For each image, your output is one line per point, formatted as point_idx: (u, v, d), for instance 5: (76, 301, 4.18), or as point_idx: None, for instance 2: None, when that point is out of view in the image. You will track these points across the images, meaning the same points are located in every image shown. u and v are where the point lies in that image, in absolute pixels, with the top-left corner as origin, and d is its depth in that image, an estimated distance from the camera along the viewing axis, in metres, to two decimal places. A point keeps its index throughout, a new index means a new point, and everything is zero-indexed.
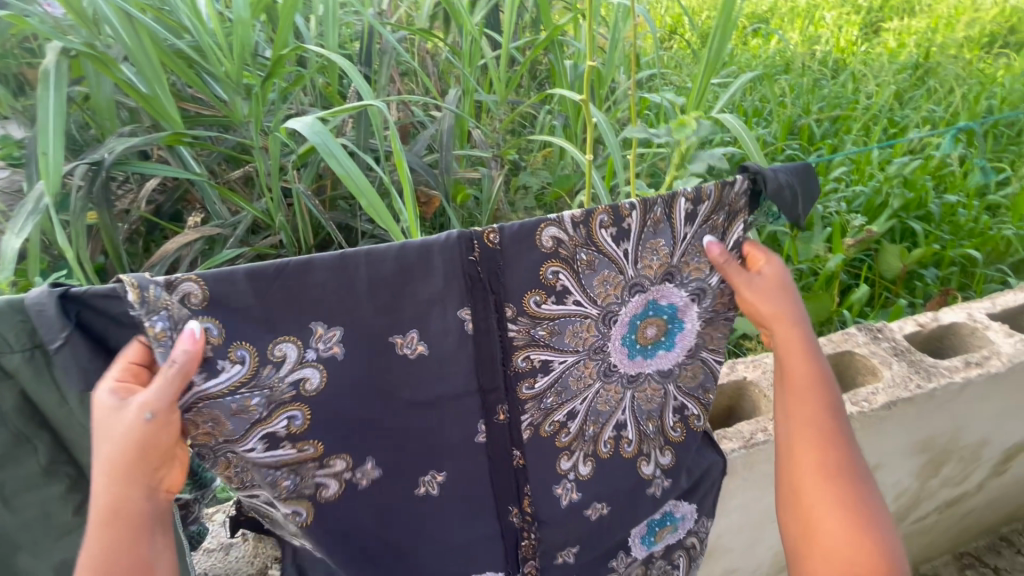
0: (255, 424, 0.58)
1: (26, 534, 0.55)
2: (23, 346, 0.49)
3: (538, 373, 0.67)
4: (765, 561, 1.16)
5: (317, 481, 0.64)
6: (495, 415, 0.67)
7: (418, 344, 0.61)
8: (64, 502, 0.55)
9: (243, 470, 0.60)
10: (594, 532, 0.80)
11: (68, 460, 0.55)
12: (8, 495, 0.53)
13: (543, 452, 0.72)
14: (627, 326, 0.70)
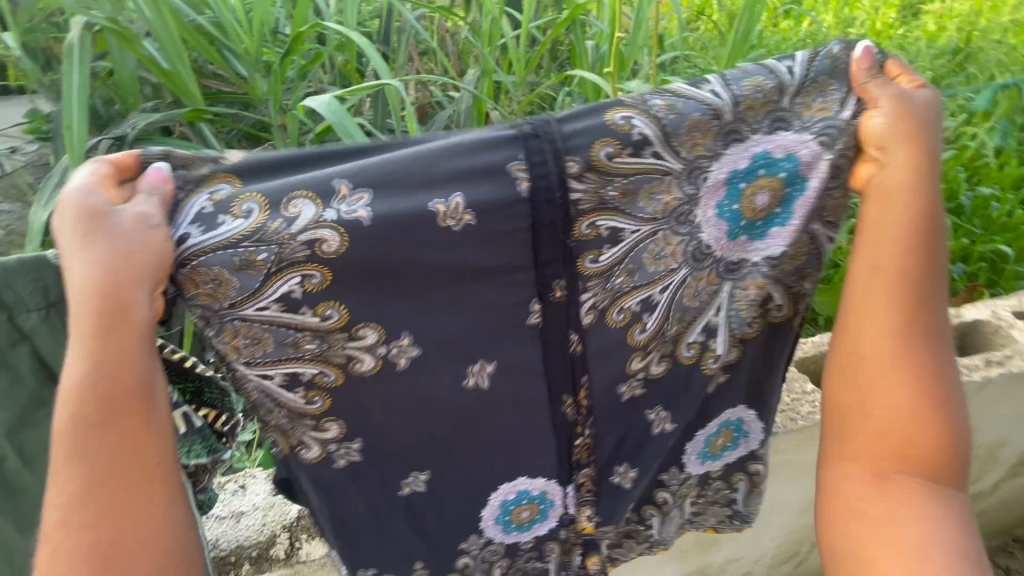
0: (268, 275, 0.53)
1: (49, 493, 0.56)
2: (39, 306, 0.50)
3: (606, 244, 0.62)
4: (769, 552, 1.16)
5: (349, 354, 0.59)
6: (552, 295, 0.62)
7: (463, 214, 0.56)
8: None
9: (259, 334, 0.56)
10: (651, 443, 0.76)
11: None
12: (29, 456, 0.54)
13: (605, 345, 0.67)
14: (727, 189, 0.64)
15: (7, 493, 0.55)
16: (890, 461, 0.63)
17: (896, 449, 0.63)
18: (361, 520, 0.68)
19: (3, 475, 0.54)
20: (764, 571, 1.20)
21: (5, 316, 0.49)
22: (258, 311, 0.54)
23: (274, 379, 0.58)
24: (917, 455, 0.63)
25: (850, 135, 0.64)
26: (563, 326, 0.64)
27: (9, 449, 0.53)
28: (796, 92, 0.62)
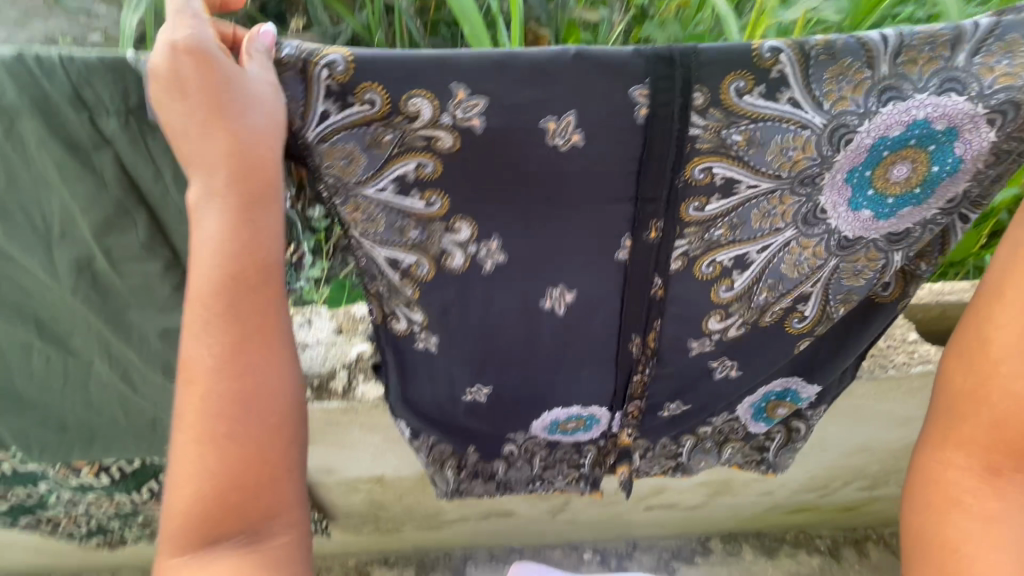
0: (387, 163, 0.51)
1: (134, 299, 0.55)
2: (118, 112, 0.44)
3: (716, 192, 0.57)
4: (800, 480, 1.16)
5: (444, 249, 0.59)
6: (646, 232, 0.59)
7: (573, 133, 0.51)
8: (164, 278, 0.54)
9: (369, 213, 0.55)
10: (708, 387, 0.79)
11: (165, 241, 0.53)
12: (116, 261, 0.52)
13: (689, 292, 0.66)
14: (868, 154, 0.56)
15: (99, 290, 0.54)
16: (994, 460, 0.61)
17: (1000, 447, 0.61)
18: (441, 411, 0.77)
19: (92, 273, 0.53)
20: (786, 493, 1.22)
21: (86, 116, 0.44)
22: (374, 194, 0.53)
23: (382, 256, 0.59)
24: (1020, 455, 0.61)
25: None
26: (650, 265, 0.62)
27: (98, 249, 0.51)
28: (977, 50, 0.51)
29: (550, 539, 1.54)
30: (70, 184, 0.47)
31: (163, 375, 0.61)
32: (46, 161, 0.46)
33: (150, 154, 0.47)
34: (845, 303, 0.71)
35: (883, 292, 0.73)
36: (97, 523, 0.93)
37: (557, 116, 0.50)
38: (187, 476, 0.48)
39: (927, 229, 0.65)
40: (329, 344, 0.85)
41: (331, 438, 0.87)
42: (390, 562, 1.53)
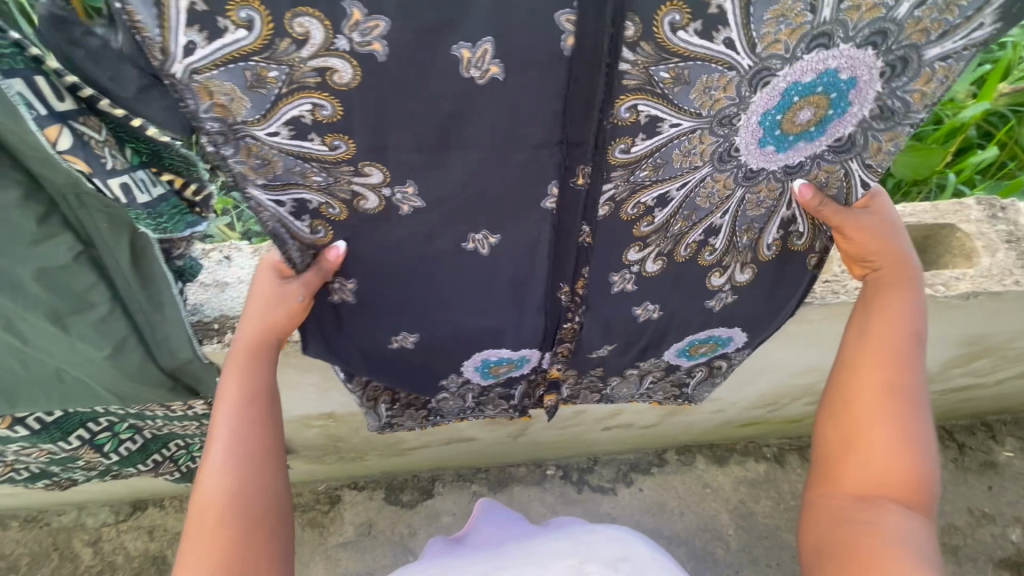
0: (277, 103, 0.43)
1: None
2: None
3: (641, 133, 0.51)
4: (750, 401, 1.20)
5: (355, 191, 0.51)
6: (573, 178, 0.53)
7: (489, 65, 0.43)
8: (25, 213, 0.47)
9: (269, 155, 0.47)
10: (636, 329, 0.76)
11: (18, 171, 0.47)
12: None
13: (614, 233, 0.62)
14: (780, 98, 0.53)
15: None
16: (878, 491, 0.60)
17: (890, 481, 0.61)
18: (359, 360, 0.72)
19: None
20: (736, 411, 1.27)
21: None
22: (270, 135, 0.45)
23: (284, 208, 0.52)
24: (900, 495, 0.60)
25: (919, 75, 0.55)
26: (578, 213, 0.57)
27: None
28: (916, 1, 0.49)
29: (514, 458, 1.60)
30: None
31: (53, 327, 0.54)
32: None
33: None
34: (757, 256, 0.72)
35: (798, 241, 0.72)
36: (37, 469, 0.90)
37: (473, 37, 0.41)
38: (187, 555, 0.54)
39: (816, 164, 0.62)
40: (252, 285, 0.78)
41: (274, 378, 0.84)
42: (359, 485, 1.58)
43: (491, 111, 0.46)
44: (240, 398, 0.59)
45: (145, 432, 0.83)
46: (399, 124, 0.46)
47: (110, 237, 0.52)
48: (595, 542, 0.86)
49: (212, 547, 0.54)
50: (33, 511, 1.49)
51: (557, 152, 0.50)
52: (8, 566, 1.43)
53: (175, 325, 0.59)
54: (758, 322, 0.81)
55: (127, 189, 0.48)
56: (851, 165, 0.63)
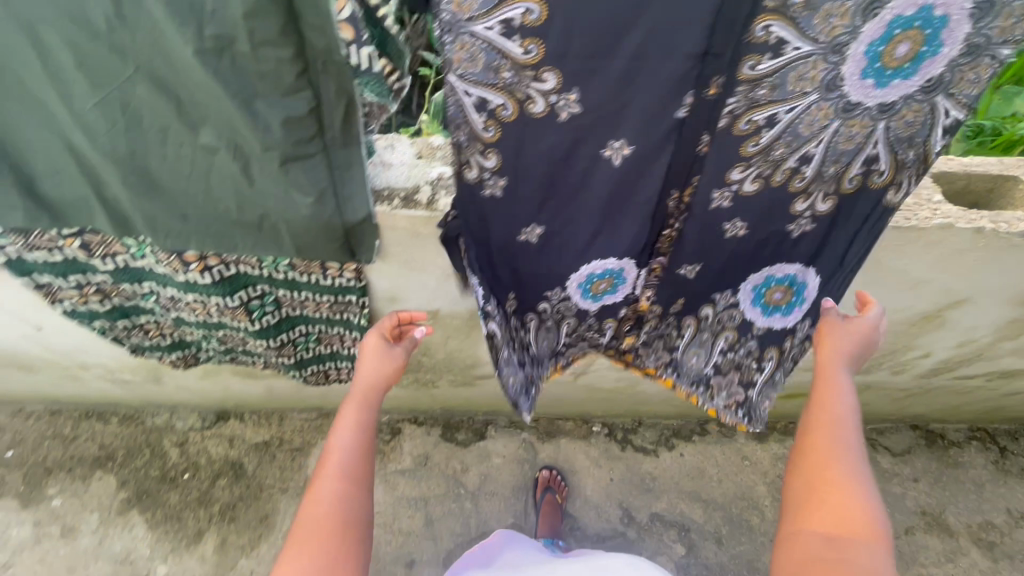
0: (501, 4, 0.54)
1: (262, 83, 0.60)
2: None
3: (768, 52, 0.61)
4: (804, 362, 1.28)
5: (529, 94, 0.62)
6: (706, 90, 0.63)
7: None
8: (293, 66, 0.59)
9: (472, 50, 0.58)
10: (719, 246, 0.86)
11: (294, 34, 0.57)
12: (256, 45, 0.57)
13: (726, 148, 0.71)
14: (884, 29, 0.59)
15: (235, 75, 0.59)
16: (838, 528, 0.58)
17: (846, 518, 0.59)
18: (490, 251, 0.81)
19: (232, 57, 0.57)
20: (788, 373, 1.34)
21: None
22: (484, 32, 0.56)
23: (470, 99, 0.62)
24: (859, 534, 0.57)
25: (999, 15, 0.58)
26: (699, 121, 0.67)
27: (243, 32, 0.56)
28: None
29: (564, 411, 1.70)
30: None
31: (279, 167, 0.67)
32: None
33: None
34: (838, 188, 0.77)
35: (879, 179, 0.76)
36: (180, 334, 1.06)
37: None
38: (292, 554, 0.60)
39: (906, 103, 0.67)
40: (411, 167, 0.87)
41: (399, 282, 0.95)
42: (419, 421, 1.70)
43: (661, 37, 0.57)
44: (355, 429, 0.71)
45: (284, 308, 0.98)
46: (587, 34, 0.57)
47: (333, 102, 0.63)
48: (609, 562, 0.92)
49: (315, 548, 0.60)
50: (131, 410, 1.65)
51: (698, 64, 0.60)
52: (106, 455, 1.59)
53: (357, 187, 0.72)
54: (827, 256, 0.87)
55: (373, 58, 0.60)
56: (938, 100, 0.66)
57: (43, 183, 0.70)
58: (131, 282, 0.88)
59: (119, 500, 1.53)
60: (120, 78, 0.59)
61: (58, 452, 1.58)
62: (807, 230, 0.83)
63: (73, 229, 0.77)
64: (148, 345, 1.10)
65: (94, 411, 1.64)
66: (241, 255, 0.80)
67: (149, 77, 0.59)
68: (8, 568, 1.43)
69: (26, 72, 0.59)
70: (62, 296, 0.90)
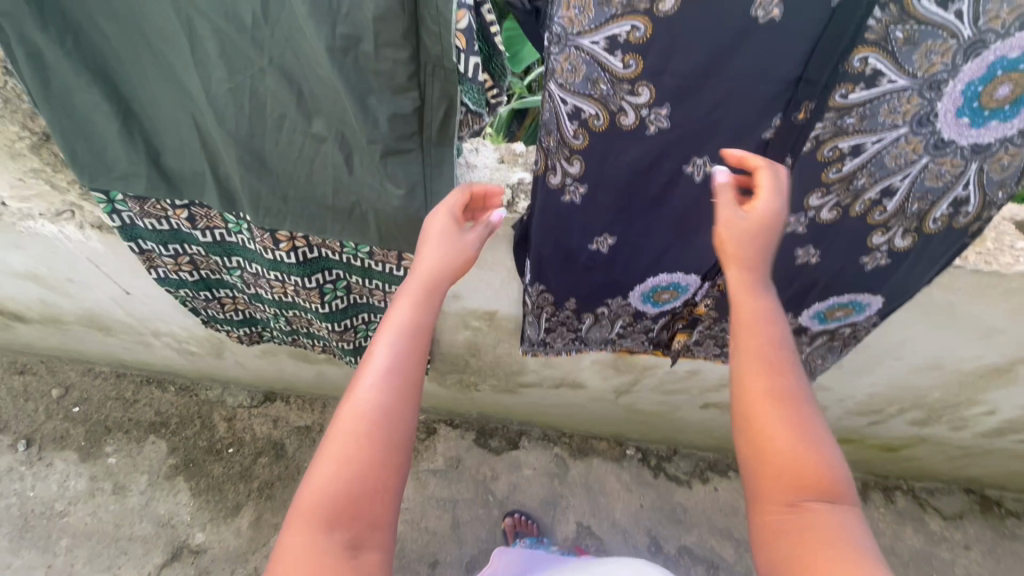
0: (609, 19, 0.58)
1: (378, 81, 0.65)
2: None
3: (861, 83, 0.63)
4: (858, 405, 1.24)
5: (622, 107, 0.67)
6: (795, 114, 0.66)
7: (774, 9, 0.56)
8: (408, 68, 0.64)
9: (575, 63, 0.63)
10: (789, 273, 0.87)
11: (414, 37, 0.63)
12: (379, 46, 0.63)
13: (808, 175, 0.73)
14: (985, 70, 0.60)
15: (356, 72, 0.65)
16: (795, 490, 0.53)
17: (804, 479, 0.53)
18: (560, 254, 0.85)
19: (356, 55, 0.63)
20: (838, 415, 1.30)
21: None
22: (588, 46, 0.61)
23: (565, 108, 0.67)
24: (816, 483, 0.53)
25: None
26: (785, 147, 0.69)
27: (370, 34, 0.61)
28: None
29: (599, 430, 1.69)
30: None
31: (379, 159, 0.72)
32: None
33: None
34: (920, 226, 0.78)
35: (964, 219, 0.76)
36: (252, 309, 1.13)
37: None
38: (324, 465, 0.54)
39: (1003, 146, 0.68)
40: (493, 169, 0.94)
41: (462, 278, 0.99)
42: (454, 423, 1.72)
43: (758, 59, 0.61)
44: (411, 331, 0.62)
45: (353, 293, 1.03)
46: (686, 53, 0.61)
47: (434, 104, 0.69)
48: (613, 568, 0.90)
49: (349, 464, 0.54)
50: (187, 382, 1.74)
51: (788, 89, 0.63)
52: (160, 422, 1.68)
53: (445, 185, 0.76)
54: (899, 288, 0.87)
55: (478, 68, 0.65)
56: None
57: (168, 156, 0.77)
58: (222, 256, 0.95)
59: (168, 466, 1.61)
60: (254, 68, 0.66)
61: (118, 413, 1.68)
62: (883, 264, 0.83)
63: (182, 202, 0.84)
64: (221, 318, 1.17)
65: (154, 378, 1.74)
66: (328, 239, 0.86)
67: (279, 69, 0.65)
68: (64, 516, 1.52)
69: (175, 57, 0.66)
70: (158, 263, 0.98)
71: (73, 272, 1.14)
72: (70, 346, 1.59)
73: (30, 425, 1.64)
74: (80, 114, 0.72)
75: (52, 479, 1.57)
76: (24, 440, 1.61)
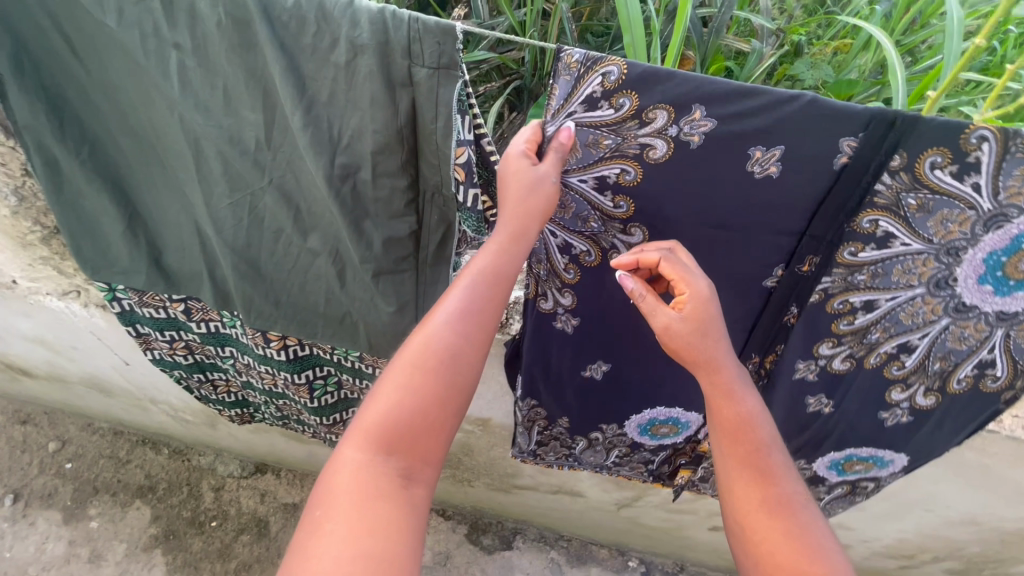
0: (600, 161, 0.59)
1: (374, 206, 0.65)
2: (431, 66, 0.54)
3: (871, 243, 0.60)
4: (885, 548, 1.12)
5: (615, 244, 0.68)
6: (799, 266, 0.63)
7: (772, 165, 0.56)
8: (404, 196, 0.64)
9: (565, 199, 0.64)
10: (799, 419, 0.80)
11: (412, 168, 0.63)
12: (377, 175, 0.63)
13: (816, 324, 0.69)
14: (1009, 242, 0.57)
15: (352, 197, 0.65)
16: None
17: None
18: (552, 377, 0.82)
19: (354, 182, 0.63)
20: (863, 555, 1.17)
21: (408, 64, 0.54)
22: (578, 182, 0.61)
23: (553, 238, 0.68)
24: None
25: None
26: (790, 294, 0.66)
27: (369, 164, 0.61)
28: None
29: (600, 537, 1.57)
30: (373, 111, 0.57)
31: (370, 277, 0.71)
32: (363, 93, 0.56)
33: (437, 101, 0.56)
34: (943, 386, 0.72)
35: (993, 383, 0.70)
36: (245, 394, 1.11)
37: (769, 143, 0.54)
38: (387, 391, 0.53)
39: None
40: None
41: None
42: (447, 514, 1.63)
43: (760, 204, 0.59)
44: (489, 280, 0.57)
45: (344, 390, 1.00)
46: (682, 198, 0.60)
47: (432, 227, 0.68)
48: None
49: (408, 396, 0.52)
50: (181, 445, 1.71)
51: (792, 241, 0.61)
52: (148, 486, 1.64)
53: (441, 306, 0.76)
54: (920, 447, 0.80)
55: (477, 198, 0.63)
56: None
57: (167, 255, 0.78)
58: (215, 345, 0.94)
59: (148, 535, 1.56)
60: (254, 186, 0.66)
61: (108, 473, 1.65)
62: (903, 421, 0.77)
63: (179, 296, 0.84)
64: (214, 397, 1.15)
65: (149, 439, 1.72)
66: (318, 342, 0.84)
67: (278, 188, 0.66)
68: None
69: (182, 170, 0.68)
70: (155, 345, 0.98)
71: (77, 342, 1.15)
72: (72, 402, 1.60)
73: (21, 479, 1.62)
74: (89, 214, 0.74)
75: (32, 539, 1.53)
76: (11, 495, 1.59)
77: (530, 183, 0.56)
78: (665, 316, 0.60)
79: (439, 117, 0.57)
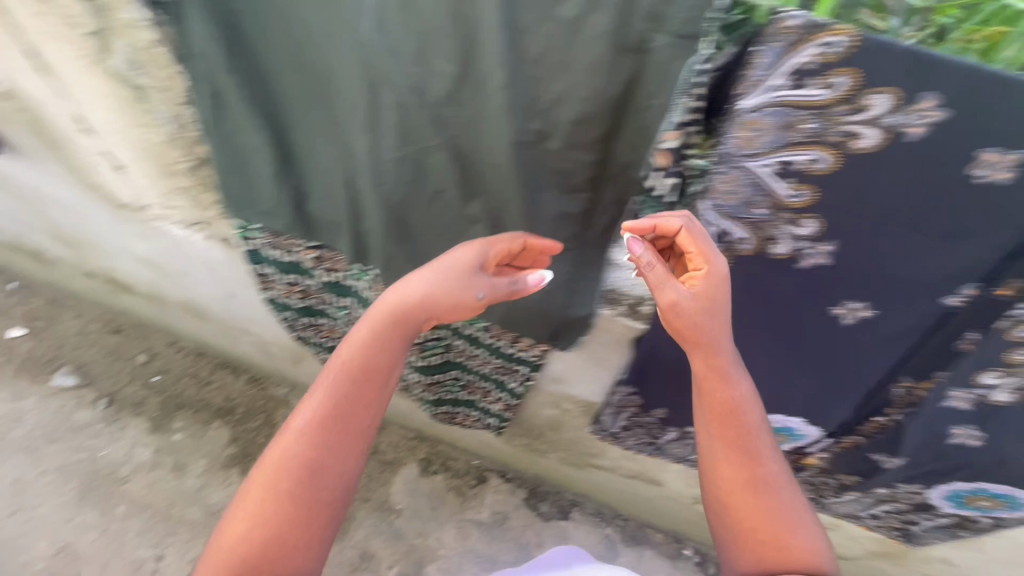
0: (790, 145, 0.50)
1: (554, 178, 0.60)
2: (675, 33, 0.46)
3: None
4: None
5: (775, 236, 0.57)
6: (997, 288, 0.53)
7: (1004, 169, 0.45)
8: (589, 171, 0.59)
9: (732, 185, 0.55)
10: (935, 449, 0.71)
11: (606, 143, 0.56)
12: (565, 146, 0.57)
13: (990, 354, 0.57)
14: None
15: (532, 167, 0.59)
16: None
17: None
18: (663, 365, 0.77)
19: (539, 152, 0.58)
20: None
21: (648, 28, 0.46)
22: (755, 169, 0.52)
23: (711, 227, 0.59)
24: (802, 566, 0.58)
25: None
26: (972, 317, 0.56)
27: (561, 133, 0.56)
28: None
29: (658, 521, 1.57)
30: (588, 76, 0.51)
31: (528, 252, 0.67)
32: (583, 53, 0.49)
33: (666, 75, 0.49)
34: None
35: None
36: None
37: (1008, 145, 0.43)
38: (240, 519, 0.58)
39: None
40: (641, 272, 0.70)
41: (571, 367, 0.91)
42: (507, 476, 1.66)
43: None
44: (354, 373, 0.63)
45: (452, 354, 0.98)
46: None
47: (607, 208, 0.63)
48: None
49: (264, 518, 0.57)
50: (259, 374, 1.78)
51: (996, 260, 0.50)
52: (227, 408, 1.72)
53: (579, 297, 0.72)
54: None
55: (671, 188, 0.58)
56: None
57: (311, 199, 0.75)
58: (334, 295, 0.93)
59: (226, 455, 1.64)
60: (426, 143, 0.61)
61: (191, 391, 1.74)
62: None
63: (312, 243, 0.82)
64: (312, 340, 1.16)
65: (230, 364, 1.79)
66: None
67: (451, 147, 0.61)
68: (127, 481, 1.59)
69: (348, 117, 0.63)
70: (272, 286, 0.98)
71: (187, 269, 1.17)
72: (164, 320, 1.66)
73: (115, 385, 1.72)
74: (240, 149, 0.71)
75: (123, 442, 1.64)
76: (106, 400, 1.70)
77: (450, 268, 0.64)
78: (673, 292, 0.59)
79: (662, 93, 0.50)
